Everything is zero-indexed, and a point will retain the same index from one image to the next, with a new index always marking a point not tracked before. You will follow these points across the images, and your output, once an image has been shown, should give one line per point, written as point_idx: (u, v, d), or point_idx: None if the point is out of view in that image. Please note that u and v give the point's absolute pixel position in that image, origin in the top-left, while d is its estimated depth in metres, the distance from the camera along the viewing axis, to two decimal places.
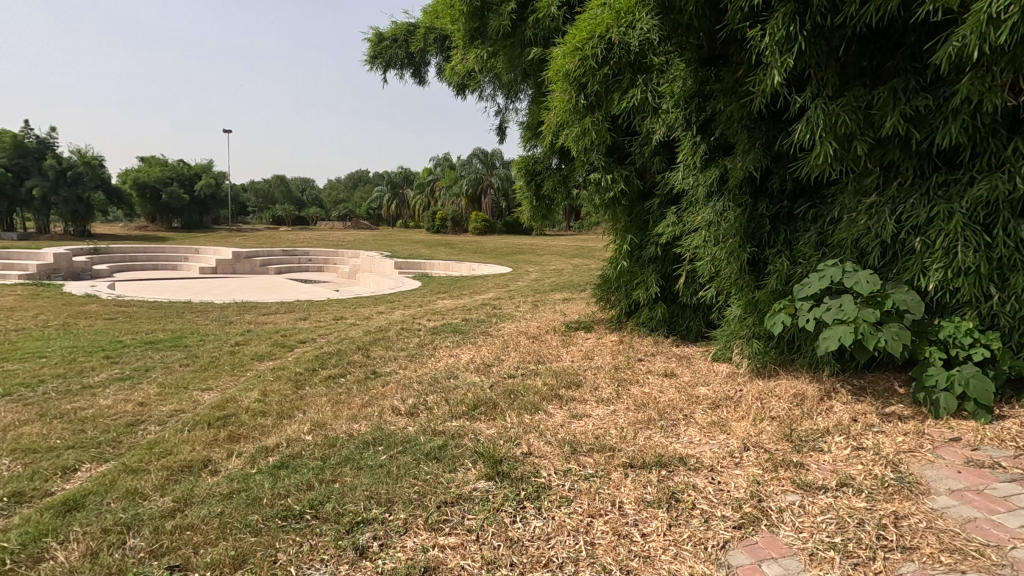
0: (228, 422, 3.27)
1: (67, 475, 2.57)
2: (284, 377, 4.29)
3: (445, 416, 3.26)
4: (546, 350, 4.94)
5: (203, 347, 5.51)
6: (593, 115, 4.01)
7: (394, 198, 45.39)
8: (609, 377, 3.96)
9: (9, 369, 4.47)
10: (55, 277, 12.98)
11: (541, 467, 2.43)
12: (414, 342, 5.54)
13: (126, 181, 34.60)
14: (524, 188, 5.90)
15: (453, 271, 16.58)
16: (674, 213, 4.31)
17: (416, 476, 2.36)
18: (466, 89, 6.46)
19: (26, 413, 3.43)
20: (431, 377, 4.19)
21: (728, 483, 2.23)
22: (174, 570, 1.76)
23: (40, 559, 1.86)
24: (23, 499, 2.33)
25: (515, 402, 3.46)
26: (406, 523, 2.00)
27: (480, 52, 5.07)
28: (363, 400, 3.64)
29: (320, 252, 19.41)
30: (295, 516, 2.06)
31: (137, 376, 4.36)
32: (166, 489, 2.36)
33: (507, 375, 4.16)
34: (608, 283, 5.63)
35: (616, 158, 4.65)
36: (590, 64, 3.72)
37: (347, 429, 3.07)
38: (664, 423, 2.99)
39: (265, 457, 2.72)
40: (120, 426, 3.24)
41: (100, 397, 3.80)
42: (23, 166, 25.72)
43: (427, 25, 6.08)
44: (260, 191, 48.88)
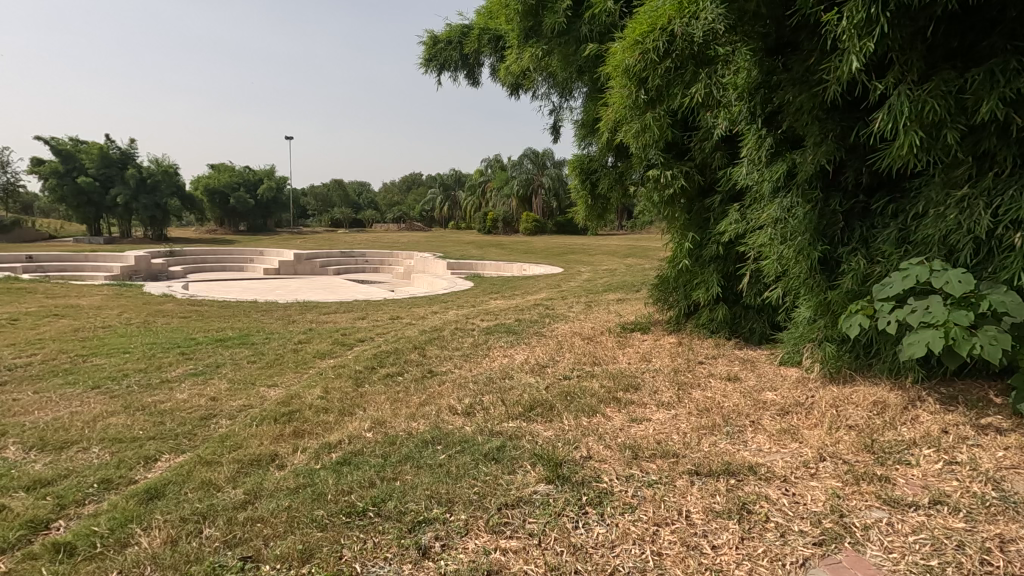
0: (293, 418, 3.38)
1: (148, 464, 2.73)
2: (345, 375, 4.42)
3: (502, 416, 3.25)
4: (602, 351, 4.85)
5: (268, 344, 5.75)
6: (654, 110, 3.93)
7: (446, 198, 46.15)
8: (668, 381, 3.83)
9: (98, 363, 4.81)
10: (135, 278, 13.91)
11: (601, 471, 2.37)
12: (468, 342, 5.58)
13: (198, 187, 36.69)
14: (579, 186, 5.82)
15: (504, 271, 16.71)
16: (737, 210, 4.14)
17: (476, 476, 2.36)
18: (520, 89, 6.45)
19: (113, 404, 3.67)
20: (487, 377, 4.20)
21: (805, 495, 2.10)
22: (247, 561, 1.82)
23: (126, 543, 1.96)
24: (111, 486, 2.48)
25: (572, 404, 3.40)
26: (466, 525, 1.99)
27: (535, 50, 5.03)
28: (420, 399, 3.68)
29: (377, 253, 20.00)
30: (359, 513, 2.09)
31: (209, 372, 4.59)
32: (237, 482, 2.45)
33: (562, 377, 4.11)
34: (665, 283, 5.48)
35: (675, 154, 4.51)
36: (650, 58, 3.63)
37: (405, 427, 3.12)
38: (730, 429, 2.86)
39: (328, 453, 2.79)
40: (195, 419, 3.41)
41: (176, 391, 4.03)
42: (108, 175, 27.67)
43: (482, 26, 6.12)
44: (319, 195, 50.72)
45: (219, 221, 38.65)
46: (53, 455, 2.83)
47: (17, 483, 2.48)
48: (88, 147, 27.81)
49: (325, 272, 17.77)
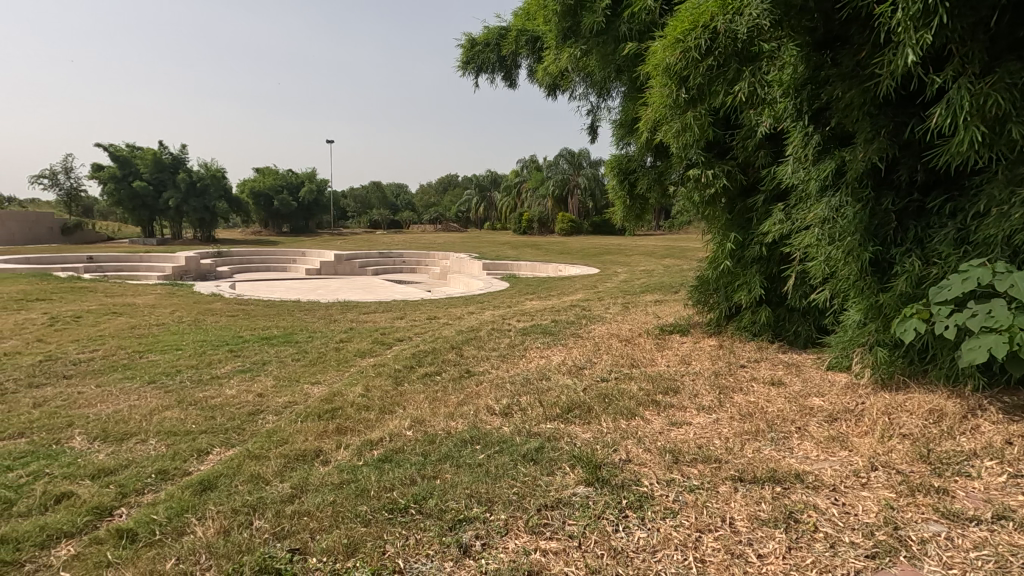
0: (335, 415, 3.47)
1: (201, 457, 2.85)
2: (384, 374, 4.51)
3: (539, 418, 3.25)
4: (640, 353, 4.79)
5: (311, 343, 5.92)
6: (695, 109, 3.88)
7: (482, 199, 46.55)
8: (709, 384, 3.76)
9: (153, 359, 5.04)
10: (185, 278, 14.51)
11: (641, 475, 2.35)
12: (505, 343, 5.61)
13: (243, 190, 38.01)
14: (616, 186, 5.76)
15: (541, 271, 16.74)
16: (781, 210, 4.03)
17: (514, 477, 2.37)
18: (557, 90, 6.43)
19: (168, 399, 3.85)
20: (524, 377, 4.22)
21: (856, 506, 2.02)
22: (295, 553, 1.88)
23: (183, 532, 2.06)
24: (167, 476, 2.60)
25: (610, 406, 3.37)
26: (506, 525, 2.00)
27: (573, 51, 5.00)
28: (458, 399, 3.72)
29: (415, 253, 20.38)
30: (401, 510, 2.13)
31: (256, 369, 4.75)
32: (285, 476, 2.54)
33: (600, 379, 4.07)
34: (706, 284, 5.38)
35: (716, 153, 4.43)
36: (692, 56, 3.60)
37: (444, 426, 3.16)
38: (775, 435, 2.78)
39: (370, 450, 2.85)
40: (244, 414, 3.54)
41: (225, 387, 4.19)
42: (161, 179, 28.95)
43: (519, 28, 6.14)
44: (358, 196, 51.81)
45: (263, 223, 39.93)
46: (115, 445, 2.99)
47: (83, 471, 2.63)
48: (143, 153, 29.16)
49: (364, 272, 18.13)
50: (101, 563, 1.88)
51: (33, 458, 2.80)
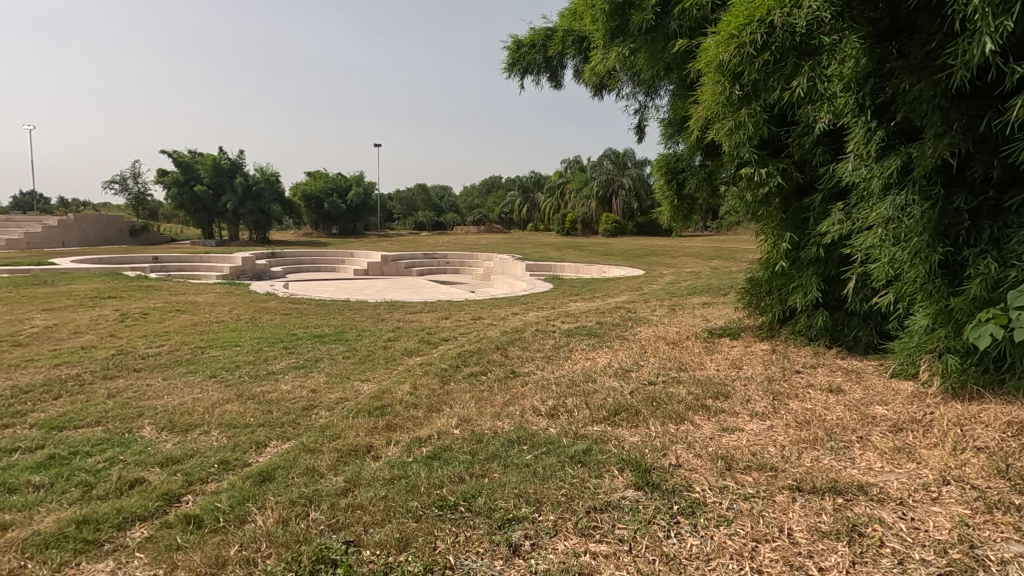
0: (385, 412, 3.55)
1: (260, 449, 2.97)
2: (431, 373, 4.58)
3: (586, 420, 3.23)
4: (688, 357, 4.69)
5: (360, 341, 6.08)
6: (749, 106, 3.77)
7: (525, 200, 46.72)
8: (762, 390, 3.64)
9: (214, 355, 5.30)
10: (241, 278, 15.16)
11: (692, 481, 2.30)
12: (550, 344, 5.60)
13: (295, 193, 39.39)
14: (664, 186, 5.66)
15: (584, 273, 16.62)
16: (841, 210, 3.86)
17: (563, 478, 2.36)
18: (604, 90, 6.38)
19: (228, 393, 4.04)
20: (569, 379, 4.20)
21: (926, 521, 1.92)
22: (350, 544, 1.94)
23: (245, 520, 2.15)
24: (229, 466, 2.73)
25: (658, 410, 3.32)
26: (556, 526, 2.00)
27: (621, 50, 4.92)
28: (504, 399, 3.74)
29: (459, 255, 20.68)
30: (450, 507, 2.16)
31: (309, 366, 4.92)
32: (338, 470, 2.62)
33: (647, 382, 4.01)
34: (757, 286, 5.21)
35: (770, 152, 4.29)
36: (747, 52, 3.50)
37: (491, 426, 3.18)
38: (835, 444, 2.66)
39: (419, 447, 2.90)
40: (298, 409, 3.68)
41: (281, 382, 4.36)
42: (220, 183, 30.35)
43: (566, 28, 6.12)
44: (403, 199, 52.84)
45: (314, 225, 41.27)
46: (181, 435, 3.16)
47: (153, 459, 2.78)
48: (204, 158, 30.66)
49: (409, 272, 18.45)
50: (171, 546, 1.98)
51: (109, 445, 2.99)
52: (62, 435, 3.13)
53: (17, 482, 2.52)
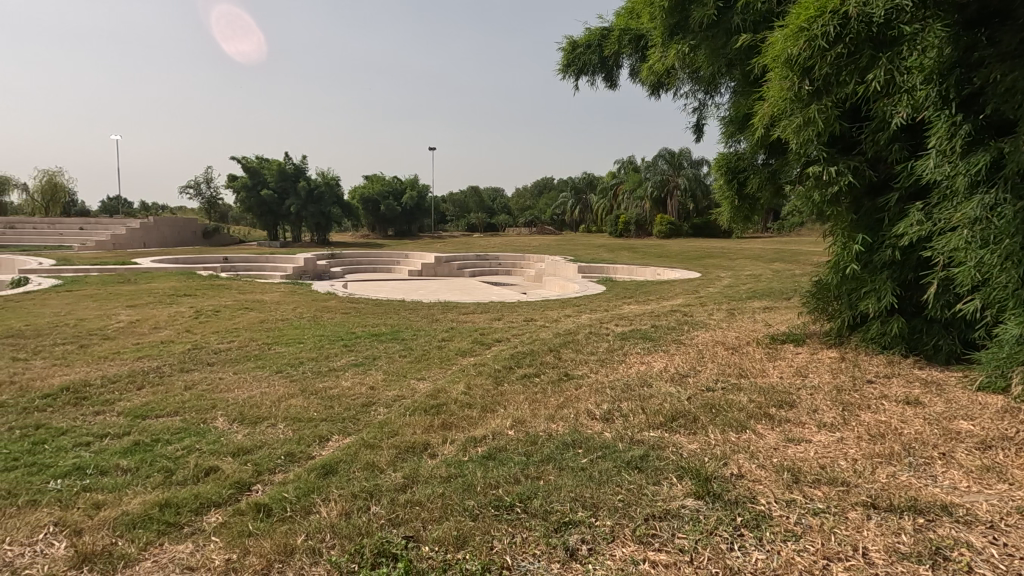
0: (441, 411, 3.62)
1: (322, 443, 3.09)
2: (485, 373, 4.63)
3: (642, 425, 3.17)
4: (749, 363, 4.52)
5: (416, 340, 6.22)
6: (819, 102, 3.59)
7: (578, 202, 46.60)
8: (830, 400, 3.45)
9: (279, 351, 5.55)
10: (304, 278, 15.80)
11: (756, 492, 2.21)
12: (604, 347, 5.53)
13: (353, 196, 40.67)
14: (723, 186, 5.48)
15: (637, 275, 16.41)
16: (919, 209, 3.62)
17: (619, 484, 2.32)
18: (661, 89, 6.24)
19: (293, 388, 4.22)
20: (624, 383, 4.13)
21: (1021, 549, 1.77)
22: (409, 540, 1.98)
23: (309, 511, 2.24)
24: (295, 458, 2.85)
25: (718, 417, 3.22)
26: (613, 532, 1.97)
27: (680, 47, 4.80)
28: (558, 401, 3.72)
29: (511, 256, 20.84)
30: (506, 507, 2.17)
31: (368, 364, 5.07)
32: (397, 466, 2.68)
33: (706, 388, 3.88)
34: (824, 290, 4.96)
35: (841, 149, 4.07)
36: (819, 45, 3.35)
37: (545, 428, 3.18)
38: (914, 460, 2.49)
39: (474, 447, 2.93)
40: (358, 405, 3.80)
41: (342, 379, 4.53)
42: (285, 187, 31.77)
43: (622, 27, 6.03)
44: (456, 201, 53.64)
45: (370, 226, 42.51)
46: (250, 427, 3.33)
47: (226, 449, 2.94)
48: (269, 164, 32.18)
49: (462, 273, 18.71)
50: (243, 532, 2.09)
51: (186, 434, 3.19)
52: (145, 424, 3.36)
53: (107, 465, 2.72)
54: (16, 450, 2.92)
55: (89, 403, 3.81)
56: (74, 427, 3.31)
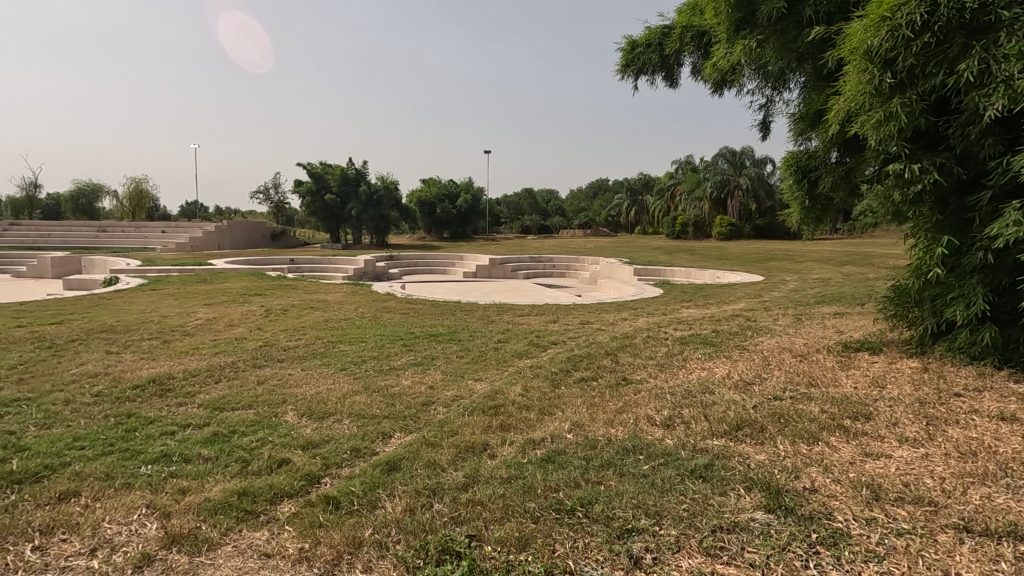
0: (498, 412, 3.65)
1: (385, 440, 3.18)
2: (542, 375, 4.62)
3: (705, 433, 3.07)
4: (819, 371, 4.30)
5: (473, 341, 6.30)
6: (901, 95, 3.38)
7: (634, 203, 45.93)
8: (912, 413, 3.23)
9: (343, 350, 5.77)
10: (364, 279, 16.33)
11: (832, 509, 2.09)
12: (663, 352, 5.41)
13: (410, 200, 41.67)
14: (792, 186, 5.23)
15: (696, 278, 15.99)
16: (1017, 208, 3.33)
17: (683, 493, 2.26)
18: (724, 87, 6.04)
19: (356, 385, 4.38)
20: (685, 389, 4.02)
21: None
22: (472, 538, 2.01)
23: (375, 505, 2.31)
24: (360, 454, 2.95)
25: (787, 427, 3.08)
26: (678, 542, 1.93)
27: (747, 42, 4.63)
28: (617, 406, 3.67)
29: (565, 258, 20.79)
30: (567, 511, 2.16)
31: (426, 363, 5.19)
32: (457, 465, 2.72)
33: (773, 397, 3.71)
34: (904, 295, 4.65)
35: (925, 145, 3.82)
36: (903, 35, 3.17)
37: (605, 433, 3.14)
38: (1012, 482, 2.29)
39: (533, 449, 2.94)
40: (418, 403, 3.89)
41: (403, 377, 4.66)
42: (347, 192, 32.99)
43: (684, 25, 5.88)
44: (511, 203, 54.01)
45: (427, 229, 43.41)
46: (318, 422, 3.48)
47: (296, 442, 3.08)
48: (333, 169, 33.49)
49: (516, 276, 18.80)
50: (314, 523, 2.17)
51: (259, 427, 3.37)
52: (223, 415, 3.58)
53: (191, 453, 2.91)
54: (112, 436, 3.18)
55: (173, 395, 4.09)
56: (160, 417, 3.56)
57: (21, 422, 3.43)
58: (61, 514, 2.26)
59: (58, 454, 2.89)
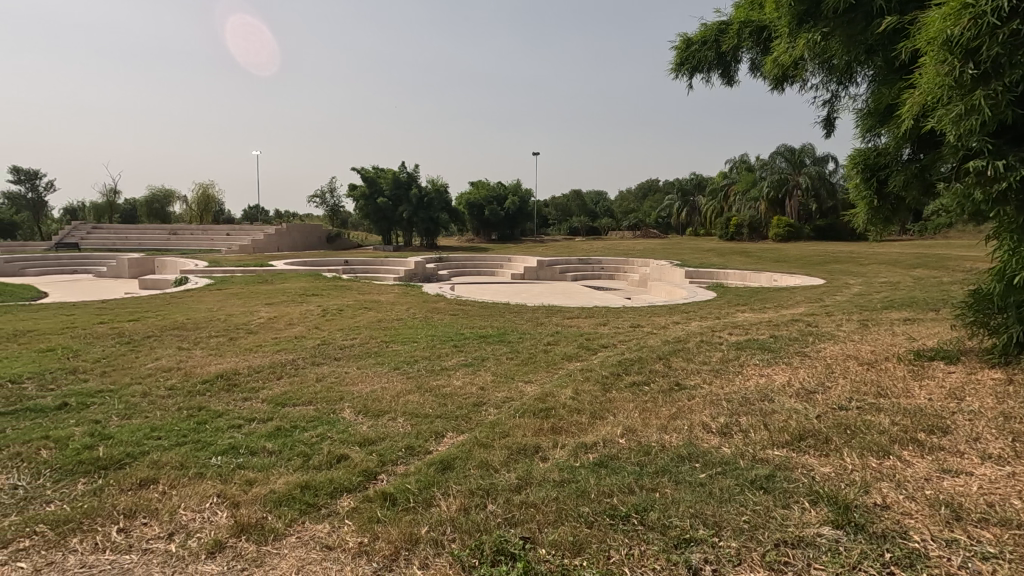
0: (549, 414, 3.64)
1: (438, 439, 3.22)
2: (593, 379, 4.58)
3: (765, 442, 2.96)
4: (889, 381, 4.06)
5: (522, 343, 6.33)
6: (985, 87, 3.16)
7: (685, 205, 44.93)
8: (995, 428, 3.00)
9: (397, 349, 5.91)
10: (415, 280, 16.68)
11: (908, 527, 1.97)
12: (718, 357, 5.25)
13: (459, 202, 42.27)
14: (859, 185, 4.96)
15: (752, 281, 15.46)
16: None
17: (744, 504, 2.19)
18: (785, 83, 5.81)
19: (409, 384, 4.47)
20: (743, 396, 3.89)
21: None
22: (526, 540, 2.01)
23: (430, 503, 2.35)
24: (414, 452, 3.02)
25: (854, 439, 2.92)
26: (739, 554, 1.87)
27: (811, 37, 4.43)
28: (670, 412, 3.59)
29: (614, 260, 20.55)
30: (622, 517, 2.13)
31: (477, 364, 5.24)
32: (510, 466, 2.74)
33: (838, 407, 3.54)
34: (986, 300, 4.33)
35: (1010, 139, 3.55)
36: (988, 23, 2.96)
37: (658, 438, 3.08)
38: None
39: (585, 452, 2.91)
40: (469, 404, 3.93)
41: (454, 377, 4.73)
42: (399, 195, 33.77)
43: (743, 20, 5.69)
44: (559, 205, 53.87)
45: (475, 231, 43.90)
46: (374, 419, 3.57)
47: (353, 439, 3.18)
48: (385, 173, 34.36)
49: (564, 278, 18.73)
50: (373, 518, 2.23)
51: (319, 422, 3.50)
52: (285, 411, 3.73)
53: (256, 446, 3.05)
54: (185, 428, 3.37)
55: (239, 390, 4.30)
56: (228, 411, 3.75)
57: (105, 412, 3.70)
58: (142, 499, 2.42)
59: (138, 443, 3.09)
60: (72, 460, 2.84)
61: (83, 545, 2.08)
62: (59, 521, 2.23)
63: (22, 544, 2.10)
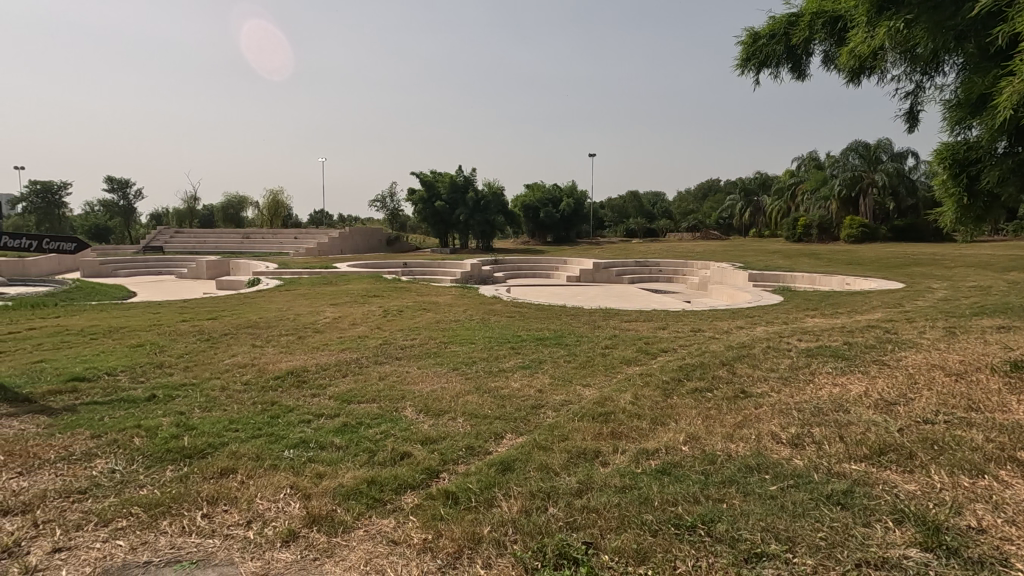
0: (609, 419, 3.59)
1: (498, 440, 3.25)
2: (653, 384, 4.49)
3: (841, 455, 2.80)
4: (981, 394, 3.74)
5: (580, 346, 6.29)
6: None
7: (749, 205, 43.28)
8: None
9: (455, 350, 6.01)
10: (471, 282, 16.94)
11: (1009, 555, 1.81)
12: (786, 364, 5.02)
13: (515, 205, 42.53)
14: (947, 182, 4.61)
15: (823, 284, 14.68)
16: None
17: (819, 519, 2.08)
18: (862, 75, 5.49)
19: (468, 385, 4.53)
20: (814, 406, 3.69)
21: None
22: (589, 545, 1.99)
23: (492, 503, 2.37)
24: (475, 452, 3.05)
25: (942, 456, 2.71)
26: (815, 572, 1.78)
27: (892, 26, 4.16)
28: (735, 420, 3.46)
29: (673, 262, 20.05)
30: (688, 527, 2.07)
31: (534, 366, 5.25)
32: (570, 470, 2.72)
33: (922, 421, 3.29)
34: None
35: None
36: None
37: (724, 447, 2.97)
38: None
39: (647, 459, 2.85)
40: (528, 406, 3.94)
41: (512, 379, 4.76)
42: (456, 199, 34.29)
43: (815, 11, 5.41)
44: (615, 206, 53.17)
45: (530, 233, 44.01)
46: (435, 419, 3.65)
47: (415, 437, 3.25)
48: (443, 177, 35.04)
49: (621, 280, 18.46)
50: (436, 516, 2.28)
51: (383, 420, 3.61)
52: (351, 407, 3.88)
53: (325, 441, 3.18)
54: (259, 421, 3.56)
55: (308, 386, 4.51)
56: (298, 406, 3.93)
57: (188, 403, 3.96)
58: (223, 487, 2.57)
59: (218, 434, 3.29)
60: (161, 449, 3.06)
61: (172, 528, 2.24)
62: (151, 505, 2.41)
63: (120, 523, 2.28)
